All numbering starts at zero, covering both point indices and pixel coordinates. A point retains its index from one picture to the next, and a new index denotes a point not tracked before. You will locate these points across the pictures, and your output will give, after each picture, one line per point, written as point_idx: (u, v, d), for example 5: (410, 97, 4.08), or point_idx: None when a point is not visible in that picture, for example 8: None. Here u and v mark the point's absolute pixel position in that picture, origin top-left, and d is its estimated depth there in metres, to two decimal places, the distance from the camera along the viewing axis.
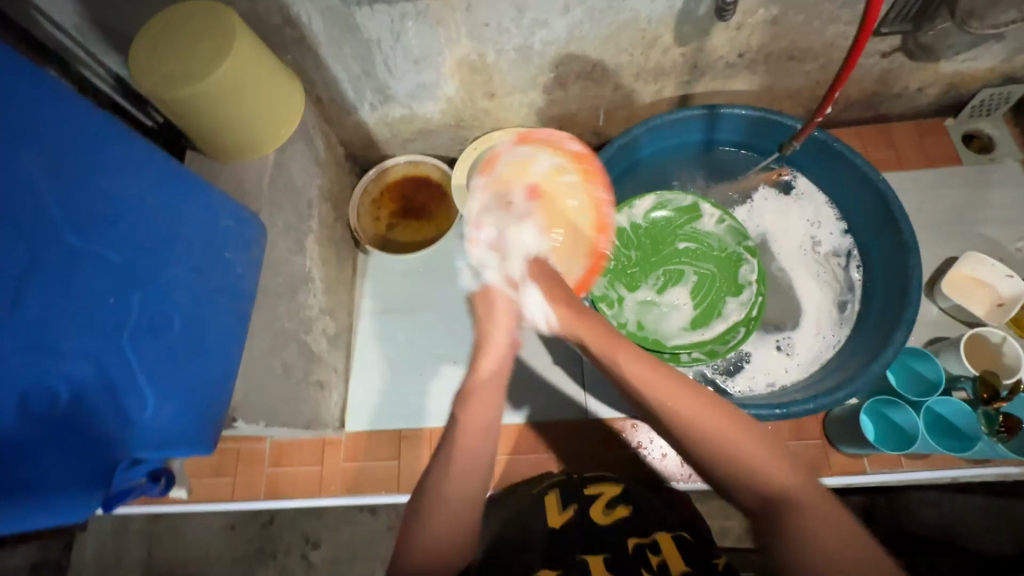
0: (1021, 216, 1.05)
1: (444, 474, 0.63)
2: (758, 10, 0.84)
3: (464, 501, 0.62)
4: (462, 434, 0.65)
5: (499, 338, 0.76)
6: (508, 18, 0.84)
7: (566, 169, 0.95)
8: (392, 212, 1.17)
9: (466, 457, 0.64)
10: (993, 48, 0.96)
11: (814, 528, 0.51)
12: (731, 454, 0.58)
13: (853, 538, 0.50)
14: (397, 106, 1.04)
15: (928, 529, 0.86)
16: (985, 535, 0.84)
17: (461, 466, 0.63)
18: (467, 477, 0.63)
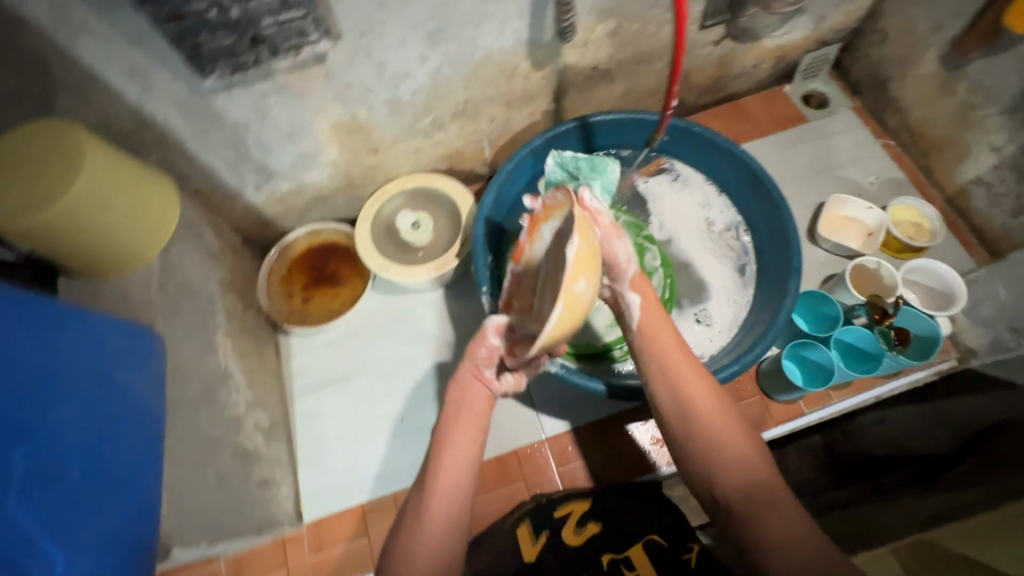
0: (866, 154, 1.20)
1: (421, 508, 0.64)
2: (597, 26, 0.92)
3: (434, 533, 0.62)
4: (441, 460, 0.67)
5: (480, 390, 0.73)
6: (370, 76, 0.86)
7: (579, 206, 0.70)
8: (305, 285, 1.15)
9: (442, 492, 0.65)
10: (801, 21, 1.10)
11: (772, 520, 0.57)
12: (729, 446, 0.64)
13: (807, 531, 0.56)
14: (283, 180, 1.02)
15: (878, 448, 0.94)
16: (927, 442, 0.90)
17: (436, 500, 0.64)
18: (448, 505, 0.64)
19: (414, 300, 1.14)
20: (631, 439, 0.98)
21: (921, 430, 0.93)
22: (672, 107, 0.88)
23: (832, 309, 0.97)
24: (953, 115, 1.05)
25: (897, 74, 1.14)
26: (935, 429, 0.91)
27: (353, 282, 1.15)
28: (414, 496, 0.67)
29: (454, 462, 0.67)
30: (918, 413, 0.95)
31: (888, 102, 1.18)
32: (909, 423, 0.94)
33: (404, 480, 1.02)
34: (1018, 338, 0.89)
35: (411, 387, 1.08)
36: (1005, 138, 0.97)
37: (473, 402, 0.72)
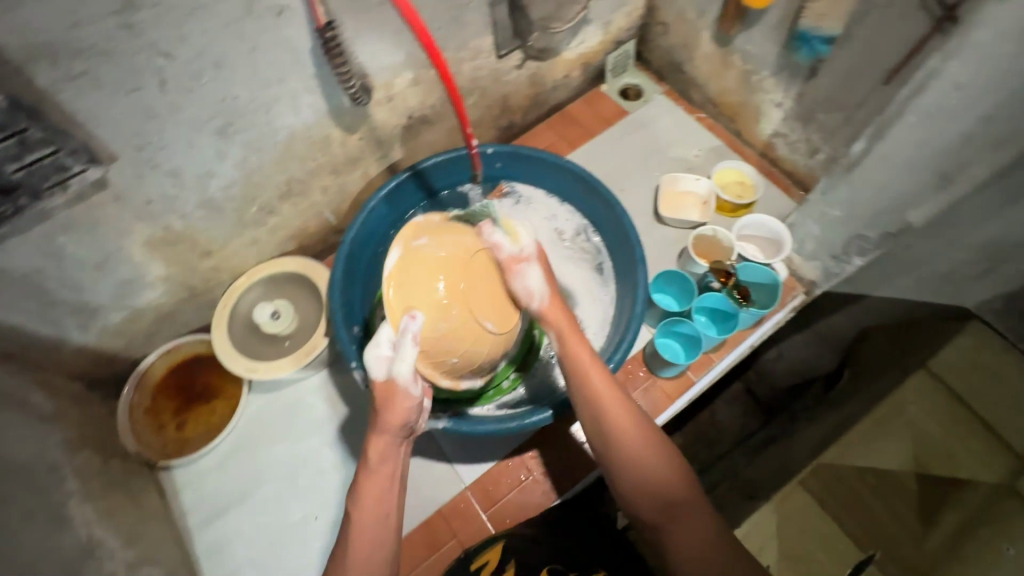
0: (685, 131, 1.30)
1: (346, 560, 0.67)
2: (394, 80, 0.93)
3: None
4: (362, 512, 0.69)
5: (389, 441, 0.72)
6: (168, 185, 0.81)
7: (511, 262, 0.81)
8: (175, 410, 1.05)
9: (362, 541, 0.67)
10: (591, 29, 1.18)
11: (683, 538, 0.66)
12: (655, 472, 0.69)
13: (711, 544, 0.65)
14: (112, 311, 0.94)
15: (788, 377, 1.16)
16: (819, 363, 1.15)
17: (358, 557, 0.66)
18: (370, 550, 0.67)
19: (300, 389, 1.08)
20: (546, 459, 0.99)
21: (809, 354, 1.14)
22: (473, 141, 0.95)
23: (687, 282, 1.03)
24: (738, 83, 1.17)
25: (687, 56, 1.25)
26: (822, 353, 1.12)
27: (229, 391, 1.07)
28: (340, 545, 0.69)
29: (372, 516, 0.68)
30: (804, 340, 1.15)
31: (688, 82, 1.30)
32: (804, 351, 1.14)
33: None
34: (839, 263, 1.00)
35: (318, 481, 1.02)
36: (782, 94, 1.09)
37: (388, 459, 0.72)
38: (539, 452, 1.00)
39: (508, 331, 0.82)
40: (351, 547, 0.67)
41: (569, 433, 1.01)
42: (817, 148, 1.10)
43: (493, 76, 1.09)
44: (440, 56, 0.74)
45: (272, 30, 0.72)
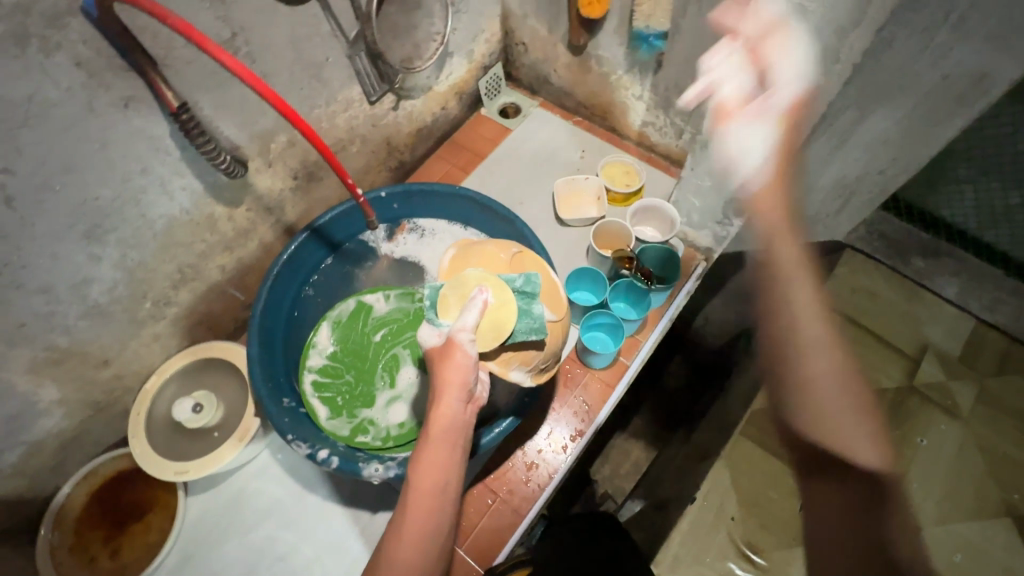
0: (566, 136, 1.38)
1: (404, 527, 0.65)
2: (269, 147, 0.93)
3: (416, 543, 0.64)
4: (421, 474, 0.66)
5: (451, 405, 0.68)
6: (41, 302, 0.76)
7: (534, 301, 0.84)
8: (105, 539, 0.96)
9: (419, 501, 0.65)
10: (456, 60, 1.24)
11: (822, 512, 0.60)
12: (841, 403, 0.61)
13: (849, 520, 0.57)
14: (5, 451, 0.85)
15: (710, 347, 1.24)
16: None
17: (416, 516, 0.65)
18: (424, 508, 0.65)
19: (242, 478, 1.03)
20: (509, 479, 1.00)
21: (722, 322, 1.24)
22: (359, 193, 0.96)
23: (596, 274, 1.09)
24: (601, 85, 1.27)
25: (550, 69, 1.33)
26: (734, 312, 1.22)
27: (163, 501, 0.99)
28: (400, 504, 0.67)
29: (430, 480, 0.66)
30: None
31: (558, 91, 1.38)
32: None
33: None
34: (723, 227, 1.09)
35: (282, 567, 0.97)
36: (639, 88, 1.19)
37: (450, 423, 0.69)
38: (500, 473, 1.01)
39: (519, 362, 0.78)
40: (408, 507, 0.65)
41: (523, 445, 1.03)
42: (682, 129, 1.20)
43: (370, 123, 1.11)
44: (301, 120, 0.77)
45: (120, 123, 0.70)
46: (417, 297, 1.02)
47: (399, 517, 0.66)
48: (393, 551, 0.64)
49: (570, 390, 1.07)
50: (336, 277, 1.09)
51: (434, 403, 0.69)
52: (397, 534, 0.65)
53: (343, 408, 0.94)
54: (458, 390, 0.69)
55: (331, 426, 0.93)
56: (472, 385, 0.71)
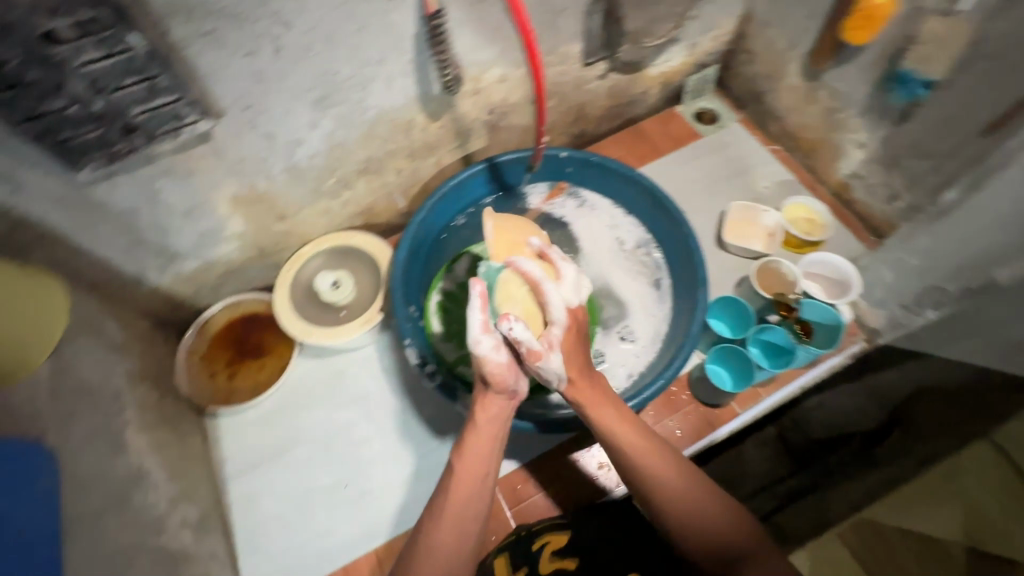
0: (757, 161, 1.28)
1: (441, 511, 0.67)
2: (483, 75, 0.96)
3: (453, 527, 0.66)
4: (464, 459, 0.70)
5: (497, 403, 0.73)
6: (262, 147, 0.86)
7: None
8: (228, 362, 1.10)
9: (460, 489, 0.68)
10: (677, 49, 1.18)
11: None
12: None
13: None
14: (188, 259, 0.99)
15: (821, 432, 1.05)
16: (862, 420, 1.03)
17: (454, 506, 0.67)
18: (465, 494, 0.68)
19: (346, 360, 1.11)
20: (577, 468, 0.99)
21: (852, 411, 1.05)
22: (544, 142, 0.96)
23: (744, 309, 1.01)
24: (822, 119, 1.15)
25: (770, 87, 1.24)
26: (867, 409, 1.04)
27: (280, 351, 1.11)
28: (438, 493, 0.70)
29: (470, 472, 0.69)
30: (849, 392, 1.05)
31: (767, 112, 1.28)
32: (842, 405, 1.05)
33: (353, 549, 0.97)
34: (909, 313, 0.96)
35: (351, 452, 1.04)
36: (867, 136, 1.07)
37: (495, 419, 0.73)
38: (572, 460, 0.99)
39: None
40: (449, 495, 0.68)
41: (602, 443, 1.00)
42: (897, 195, 1.06)
43: (574, 83, 1.11)
44: (540, 64, 0.78)
45: (381, 12, 0.76)
46: None
47: (437, 505, 0.68)
48: (430, 533, 0.66)
49: (669, 413, 1.02)
50: None
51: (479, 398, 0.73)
52: (433, 520, 0.67)
53: (455, 335, 0.99)
54: (500, 389, 0.72)
55: (444, 349, 0.99)
56: (513, 385, 0.73)
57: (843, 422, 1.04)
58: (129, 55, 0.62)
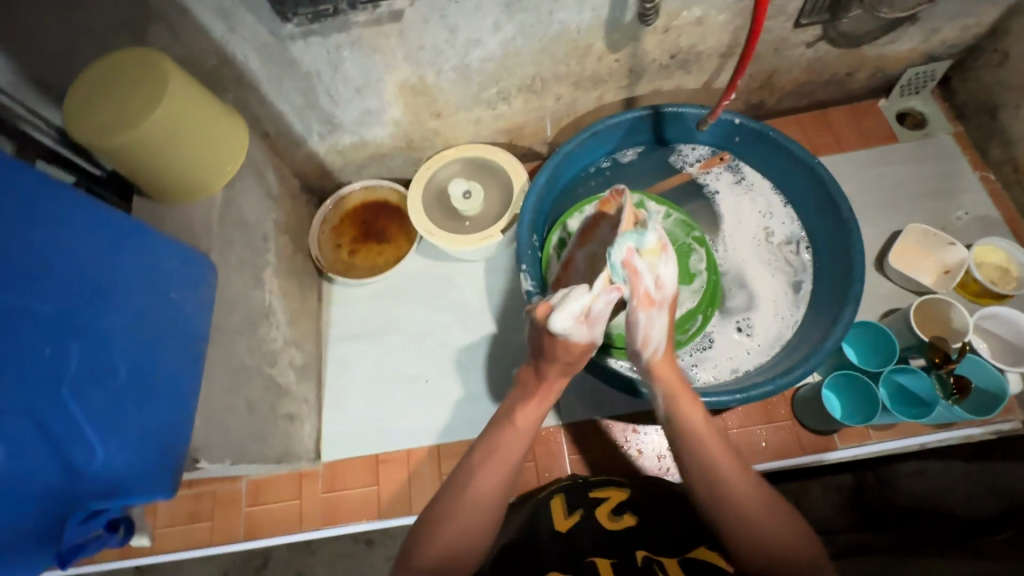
0: (958, 185, 1.09)
1: (487, 459, 0.70)
2: (681, 13, 0.88)
3: (522, 433, 0.73)
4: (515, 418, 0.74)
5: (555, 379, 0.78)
6: (443, 39, 0.86)
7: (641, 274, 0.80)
8: (353, 238, 1.18)
9: (534, 404, 0.76)
10: (910, 31, 1.00)
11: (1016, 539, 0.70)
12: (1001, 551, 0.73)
13: None
14: (347, 133, 1.04)
15: (914, 500, 0.82)
16: (967, 504, 0.79)
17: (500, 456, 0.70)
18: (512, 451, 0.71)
19: (456, 269, 1.15)
20: (648, 441, 0.98)
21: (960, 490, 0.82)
22: (727, 101, 0.86)
23: (887, 343, 0.90)
24: None
25: (1012, 102, 1.02)
26: (982, 497, 0.80)
27: (399, 243, 1.17)
28: (486, 441, 0.73)
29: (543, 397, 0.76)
30: (962, 472, 0.85)
31: (996, 132, 1.07)
32: (951, 480, 0.84)
33: (418, 438, 1.04)
34: None
35: (437, 353, 1.10)
36: None
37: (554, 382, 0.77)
38: (641, 431, 0.98)
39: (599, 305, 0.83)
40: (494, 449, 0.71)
41: None
42: None
43: (776, 45, 0.98)
44: (764, 10, 0.69)
45: None
46: (696, 234, 0.93)
47: (513, 406, 0.76)
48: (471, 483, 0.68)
49: (760, 420, 0.96)
50: (634, 165, 1.07)
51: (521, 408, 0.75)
52: (507, 421, 0.74)
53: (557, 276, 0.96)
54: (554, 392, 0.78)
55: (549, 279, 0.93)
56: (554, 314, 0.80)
57: (941, 496, 0.81)
58: None
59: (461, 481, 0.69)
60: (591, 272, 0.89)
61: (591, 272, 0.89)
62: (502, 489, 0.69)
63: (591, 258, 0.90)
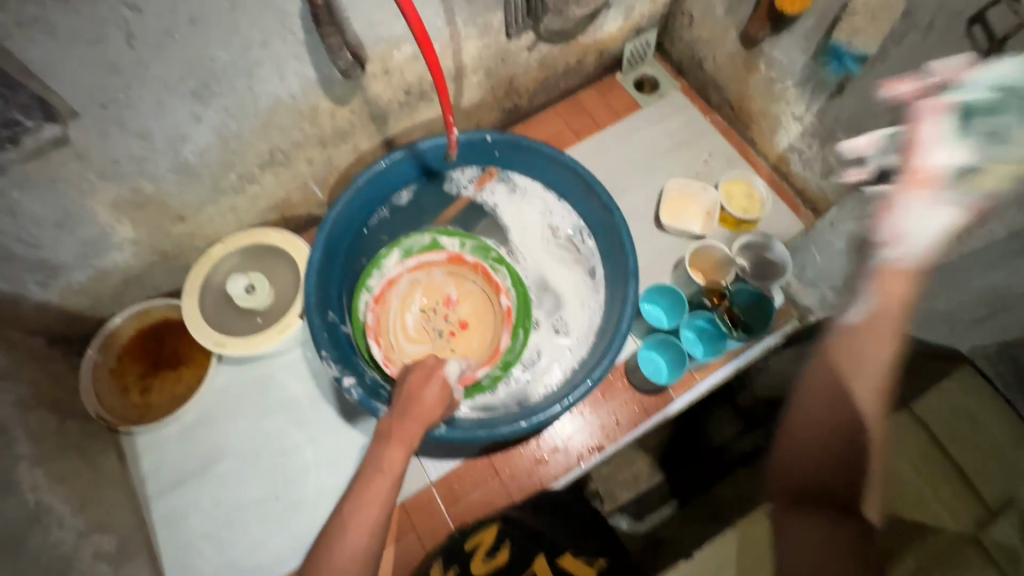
0: (698, 133, 1.23)
1: (350, 515, 0.64)
2: (393, 53, 0.86)
3: (386, 478, 0.67)
4: (379, 458, 0.68)
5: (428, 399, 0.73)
6: (138, 146, 0.75)
7: (464, 291, 0.95)
8: (141, 374, 1.01)
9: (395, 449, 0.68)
10: (610, 14, 1.09)
11: None
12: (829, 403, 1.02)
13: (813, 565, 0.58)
14: (76, 270, 0.89)
15: (772, 392, 1.05)
16: (805, 380, 1.04)
17: (363, 507, 0.65)
18: (374, 498, 0.65)
19: (271, 365, 1.05)
20: (516, 463, 0.98)
21: (794, 371, 1.05)
22: (456, 129, 0.88)
23: (678, 296, 0.99)
24: (760, 89, 1.10)
25: (709, 54, 1.17)
26: (808, 370, 1.05)
27: (198, 359, 1.04)
28: (351, 492, 0.67)
29: (407, 434, 0.70)
30: (791, 355, 1.06)
31: (708, 81, 1.22)
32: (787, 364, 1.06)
33: (288, 562, 0.95)
34: (838, 296, 0.94)
35: (280, 462, 1.00)
36: (803, 108, 1.03)
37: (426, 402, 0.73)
38: (507, 457, 0.99)
39: (424, 333, 0.91)
40: (356, 497, 0.66)
41: (539, 438, 1.00)
42: (832, 169, 1.04)
43: (500, 56, 1.01)
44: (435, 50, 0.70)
45: None
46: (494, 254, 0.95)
47: (377, 449, 0.70)
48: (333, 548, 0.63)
49: (605, 402, 1.01)
50: (414, 204, 1.05)
51: (388, 442, 0.69)
52: (371, 467, 0.68)
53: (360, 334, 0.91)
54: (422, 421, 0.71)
55: (362, 314, 0.91)
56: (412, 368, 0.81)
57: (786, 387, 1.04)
58: None
59: (332, 534, 0.64)
60: (409, 297, 0.93)
61: (406, 297, 0.93)
62: (375, 540, 0.64)
63: (413, 283, 0.94)
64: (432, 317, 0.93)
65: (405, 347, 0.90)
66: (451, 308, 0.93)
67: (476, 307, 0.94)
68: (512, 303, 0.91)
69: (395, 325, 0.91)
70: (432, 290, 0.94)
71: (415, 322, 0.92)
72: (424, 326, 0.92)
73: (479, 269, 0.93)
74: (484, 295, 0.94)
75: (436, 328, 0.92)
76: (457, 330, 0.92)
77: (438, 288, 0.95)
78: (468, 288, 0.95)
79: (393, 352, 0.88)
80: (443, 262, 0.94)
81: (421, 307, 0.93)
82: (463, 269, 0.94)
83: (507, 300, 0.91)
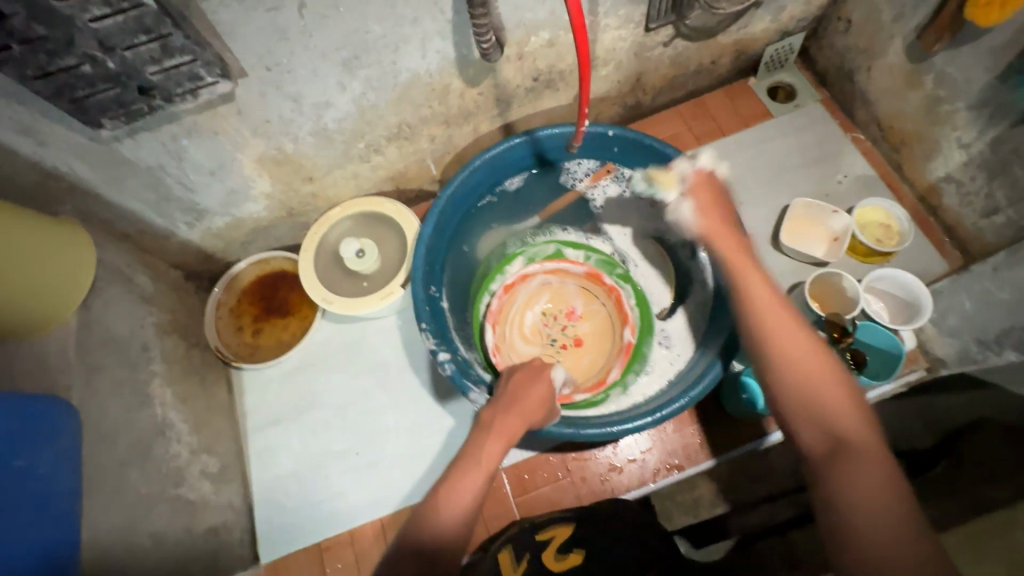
0: (836, 150, 1.13)
1: (443, 496, 0.63)
2: (530, 38, 0.86)
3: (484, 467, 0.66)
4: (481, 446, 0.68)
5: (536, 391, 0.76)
6: (288, 108, 0.81)
7: (589, 307, 0.98)
8: (255, 317, 1.10)
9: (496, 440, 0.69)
10: (757, 14, 1.02)
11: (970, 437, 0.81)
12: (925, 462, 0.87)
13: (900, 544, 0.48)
14: (218, 215, 0.97)
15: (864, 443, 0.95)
16: (907, 437, 0.91)
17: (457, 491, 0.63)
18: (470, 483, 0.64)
19: (368, 328, 1.10)
20: (588, 466, 0.97)
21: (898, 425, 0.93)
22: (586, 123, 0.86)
23: None
24: (921, 108, 0.99)
25: (864, 65, 1.07)
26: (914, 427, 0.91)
27: (304, 312, 1.11)
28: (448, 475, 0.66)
29: (508, 427, 0.71)
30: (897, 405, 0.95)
31: (856, 94, 1.11)
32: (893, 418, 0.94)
33: (359, 515, 1.00)
34: (985, 350, 0.85)
35: (364, 420, 1.05)
36: (973, 135, 0.91)
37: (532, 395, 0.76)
38: (580, 458, 0.98)
39: (540, 335, 0.97)
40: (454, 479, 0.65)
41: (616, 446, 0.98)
42: (997, 209, 0.91)
43: (635, 50, 0.98)
44: (585, 43, 0.69)
45: None
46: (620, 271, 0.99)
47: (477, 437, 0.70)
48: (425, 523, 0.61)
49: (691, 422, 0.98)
50: (526, 191, 1.06)
51: (491, 429, 0.70)
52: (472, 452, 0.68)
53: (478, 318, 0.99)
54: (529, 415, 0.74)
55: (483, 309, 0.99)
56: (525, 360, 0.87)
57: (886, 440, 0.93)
58: (140, 11, 0.57)
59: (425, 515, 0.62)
60: (535, 296, 0.99)
61: (530, 299, 0.98)
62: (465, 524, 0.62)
63: (544, 284, 0.99)
64: (550, 324, 0.98)
65: (517, 342, 0.95)
66: (572, 319, 0.98)
67: (596, 328, 0.97)
68: (634, 340, 0.92)
69: (514, 318, 0.97)
70: (558, 299, 0.99)
71: (533, 321, 0.97)
72: (541, 328, 0.97)
73: (612, 296, 0.96)
74: (608, 321, 0.97)
75: (550, 335, 0.97)
76: (571, 344, 0.96)
77: (565, 299, 0.99)
78: (594, 310, 0.98)
79: (506, 344, 0.94)
80: (580, 275, 0.98)
81: (543, 309, 0.99)
82: (597, 288, 0.98)
83: (631, 335, 0.93)
